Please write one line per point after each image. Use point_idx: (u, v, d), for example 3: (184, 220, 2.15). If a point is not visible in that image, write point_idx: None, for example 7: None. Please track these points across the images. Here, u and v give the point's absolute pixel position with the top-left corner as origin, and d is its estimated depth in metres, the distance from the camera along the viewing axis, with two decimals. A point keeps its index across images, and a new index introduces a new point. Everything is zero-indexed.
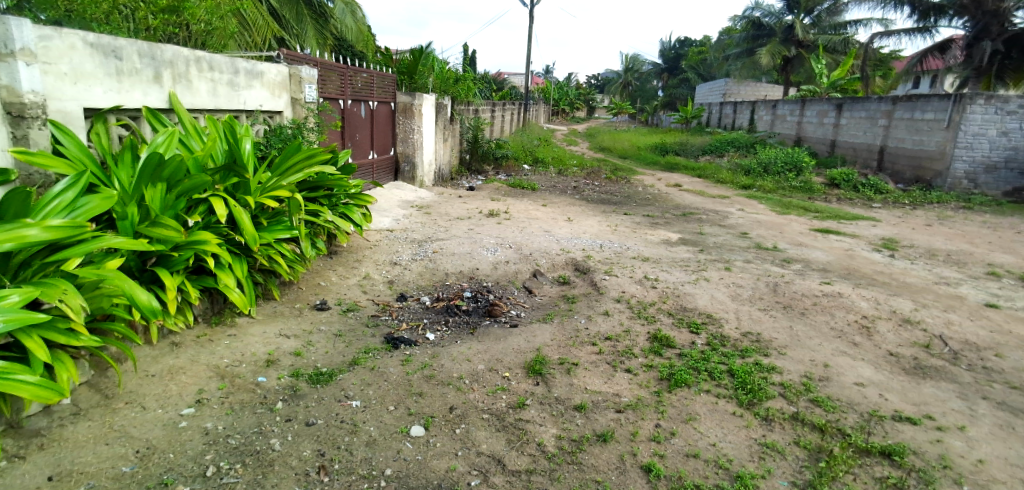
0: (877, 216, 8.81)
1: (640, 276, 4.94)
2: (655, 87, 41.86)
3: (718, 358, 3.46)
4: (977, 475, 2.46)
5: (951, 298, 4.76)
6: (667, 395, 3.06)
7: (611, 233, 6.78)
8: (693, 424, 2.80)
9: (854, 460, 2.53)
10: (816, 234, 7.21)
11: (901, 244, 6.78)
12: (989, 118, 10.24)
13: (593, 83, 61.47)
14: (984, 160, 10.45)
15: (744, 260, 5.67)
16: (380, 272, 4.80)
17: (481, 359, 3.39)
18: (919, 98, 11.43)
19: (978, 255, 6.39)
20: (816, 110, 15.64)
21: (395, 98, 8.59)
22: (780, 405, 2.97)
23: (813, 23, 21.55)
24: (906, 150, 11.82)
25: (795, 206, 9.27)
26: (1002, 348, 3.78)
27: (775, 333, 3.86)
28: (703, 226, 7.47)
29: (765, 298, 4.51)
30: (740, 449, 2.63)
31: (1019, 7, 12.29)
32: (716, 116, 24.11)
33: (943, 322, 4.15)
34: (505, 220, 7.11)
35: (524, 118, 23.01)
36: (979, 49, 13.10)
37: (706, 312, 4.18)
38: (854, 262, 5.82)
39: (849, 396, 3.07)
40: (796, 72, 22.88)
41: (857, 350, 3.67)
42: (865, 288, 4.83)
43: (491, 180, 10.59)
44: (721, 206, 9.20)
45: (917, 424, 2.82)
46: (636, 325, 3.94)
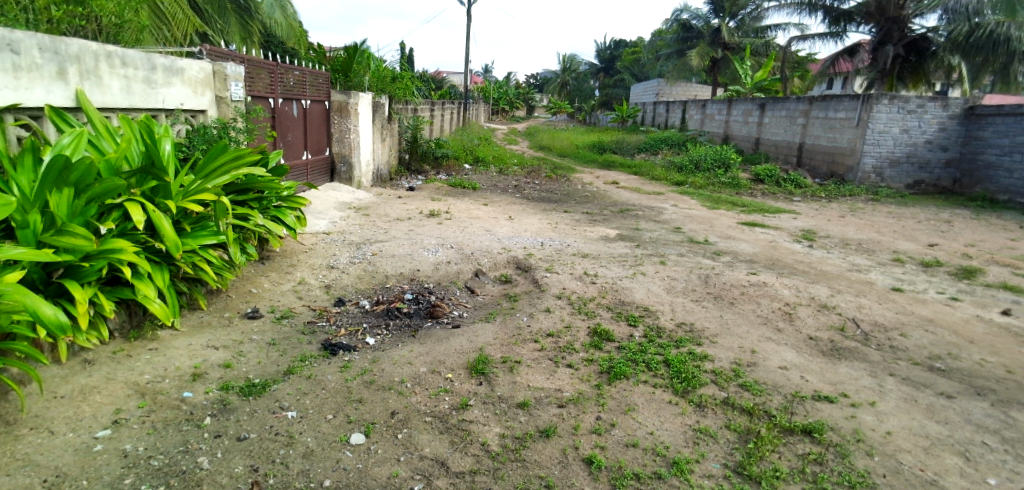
0: (797, 209, 9.36)
1: (580, 272, 5.03)
2: (592, 87, 42.72)
3: (654, 349, 3.58)
4: (886, 447, 2.66)
5: (862, 283, 5.12)
6: (606, 388, 3.14)
7: (551, 231, 6.87)
8: (632, 415, 2.88)
9: (779, 440, 2.68)
10: (744, 227, 7.57)
11: (818, 235, 7.24)
12: (893, 116, 11.07)
13: (532, 83, 62.05)
14: (889, 156, 11.27)
15: (678, 254, 5.89)
16: (316, 276, 4.66)
17: (422, 361, 3.36)
18: (832, 98, 12.24)
19: (885, 243, 6.90)
20: (742, 110, 16.40)
21: (329, 96, 8.36)
22: (712, 392, 3.11)
23: (737, 26, 22.59)
24: (822, 147, 12.61)
25: (724, 201, 9.70)
26: (906, 327, 4.11)
27: (706, 322, 4.04)
28: (639, 222, 7.70)
29: (697, 290, 4.69)
30: (676, 436, 2.73)
31: (917, 14, 13.35)
32: (650, 116, 24.89)
33: (855, 306, 4.46)
34: (446, 220, 7.05)
35: (463, 118, 22.91)
36: (883, 53, 14.02)
37: (643, 305, 4.32)
38: (777, 253, 6.16)
39: (774, 379, 3.25)
40: (722, 73, 23.92)
41: (781, 335, 3.89)
42: (787, 277, 5.12)
43: (431, 179, 10.49)
44: (657, 202, 9.50)
45: (833, 402, 3.02)
46: (576, 320, 4.02)
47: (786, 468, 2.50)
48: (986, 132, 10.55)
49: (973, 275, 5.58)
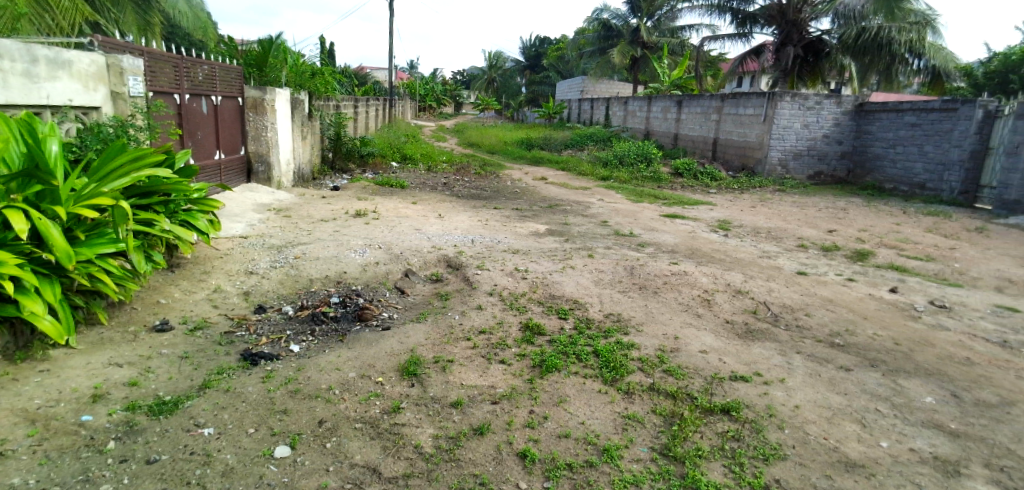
0: (714, 201, 9.85)
1: (510, 268, 5.06)
2: (519, 84, 43.05)
3: (584, 340, 3.66)
4: (795, 419, 2.86)
5: (772, 269, 5.47)
6: (539, 381, 3.17)
7: (482, 228, 6.86)
8: (564, 406, 2.94)
9: (700, 420, 2.82)
10: (666, 220, 7.88)
11: (733, 224, 7.66)
12: (794, 112, 11.89)
13: (459, 80, 61.70)
14: (792, 149, 12.09)
15: (605, 247, 6.04)
16: (234, 283, 4.42)
17: (351, 366, 3.27)
18: (741, 95, 12.99)
19: (791, 230, 7.40)
20: (661, 106, 17.05)
21: (243, 92, 7.95)
22: (639, 379, 3.22)
23: (654, 27, 23.46)
24: (734, 141, 13.34)
25: (647, 195, 10.05)
26: (810, 307, 4.43)
27: (633, 312, 4.18)
28: (567, 217, 7.83)
29: (623, 281, 4.84)
30: (606, 424, 2.81)
31: (813, 18, 14.34)
32: (575, 112, 25.40)
33: (767, 290, 4.76)
34: (373, 219, 6.89)
35: (390, 114, 22.44)
36: (784, 53, 14.89)
37: (572, 298, 4.40)
38: (696, 242, 6.47)
39: (695, 363, 3.41)
40: (642, 71, 24.77)
41: (701, 320, 4.08)
42: (705, 266, 5.39)
43: (357, 178, 10.21)
44: (584, 197, 9.70)
45: (748, 381, 3.21)
46: (508, 316, 4.04)
47: (707, 447, 2.63)
48: (873, 126, 11.53)
49: (866, 258, 6.08)
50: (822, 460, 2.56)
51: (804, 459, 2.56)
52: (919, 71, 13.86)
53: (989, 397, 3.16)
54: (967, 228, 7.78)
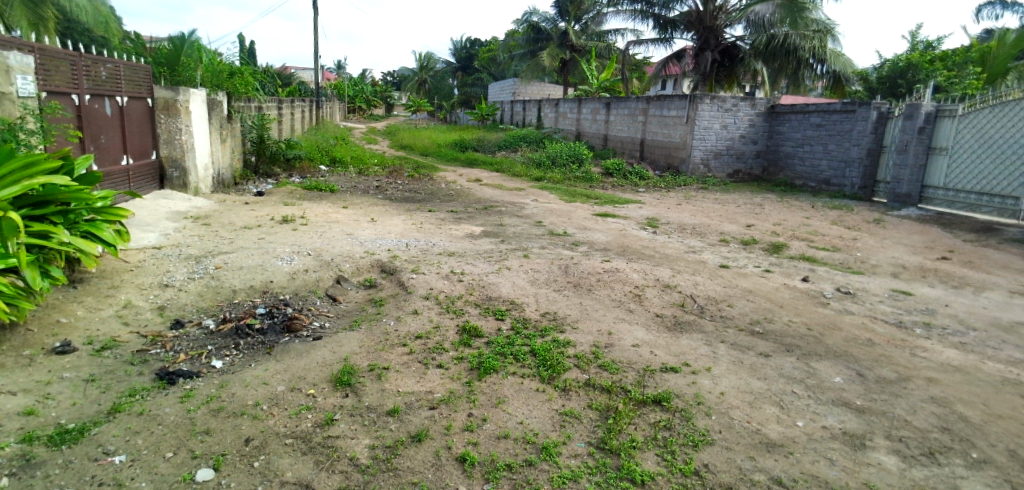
0: (643, 199, 10.18)
1: (446, 271, 5.02)
2: (451, 86, 42.78)
3: (521, 340, 3.68)
4: (721, 405, 3.00)
5: (697, 263, 5.72)
6: (477, 384, 3.17)
7: (416, 231, 6.78)
8: (502, 407, 2.94)
9: (634, 412, 2.90)
10: (598, 218, 8.06)
11: (661, 222, 7.95)
12: (714, 114, 12.49)
13: (389, 81, 60.57)
14: (713, 148, 12.68)
15: (540, 246, 6.12)
16: (147, 298, 4.14)
17: (280, 380, 3.14)
18: (665, 97, 13.51)
19: (714, 226, 7.76)
20: (591, 108, 17.44)
21: (152, 93, 7.47)
22: (575, 375, 3.28)
23: (581, 30, 23.99)
24: (659, 141, 13.85)
25: (580, 195, 10.25)
26: (733, 299, 4.66)
27: (568, 310, 4.25)
28: (502, 218, 7.85)
29: (558, 280, 4.91)
30: (544, 422, 2.84)
31: (728, 25, 15.07)
32: (508, 114, 25.55)
33: (693, 283, 4.97)
34: (301, 225, 6.66)
35: (317, 116, 21.74)
36: (703, 58, 15.58)
37: (509, 299, 4.42)
38: (627, 240, 6.66)
39: (628, 357, 3.51)
40: (572, 73, 25.24)
41: (633, 315, 4.21)
42: (635, 262, 5.56)
43: (283, 183, 9.83)
44: (518, 198, 9.77)
45: (678, 371, 3.34)
46: (444, 320, 4.00)
47: (641, 438, 2.72)
48: (784, 127, 12.29)
49: (781, 250, 6.47)
50: (746, 443, 2.70)
51: (730, 443, 2.69)
52: (821, 75, 15.09)
53: (889, 374, 3.44)
54: (867, 220, 8.44)
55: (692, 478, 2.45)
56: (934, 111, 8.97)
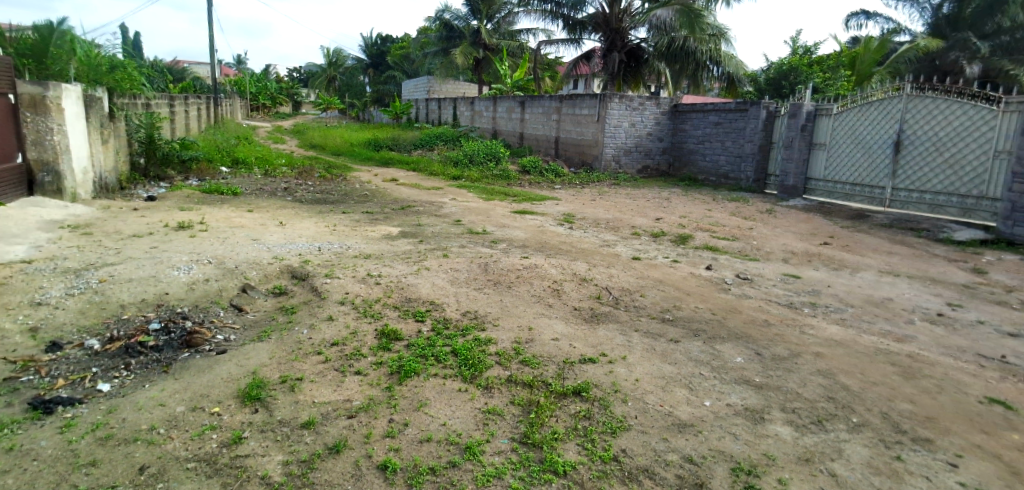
0: (558, 196, 10.38)
1: (362, 274, 4.86)
2: (363, 83, 41.53)
3: (442, 341, 3.64)
4: (636, 392, 3.11)
5: (611, 256, 5.91)
6: (398, 388, 3.09)
7: (329, 234, 6.52)
8: (424, 410, 2.89)
9: (554, 404, 2.95)
10: (516, 216, 8.12)
11: (576, 217, 8.13)
12: (622, 113, 12.98)
13: (296, 77, 57.76)
14: (623, 145, 13.16)
15: (459, 245, 6.08)
16: (15, 319, 3.70)
17: (178, 400, 2.91)
18: (577, 96, 13.86)
19: (626, 220, 8.05)
20: (506, 106, 17.56)
21: (14, 88, 6.69)
22: (497, 373, 3.28)
23: (494, 29, 24.10)
24: (573, 139, 14.19)
25: (497, 193, 10.28)
26: (645, 289, 4.85)
27: (488, 308, 4.24)
28: (420, 218, 7.73)
29: (478, 278, 4.90)
30: (467, 421, 2.81)
31: (632, 27, 15.68)
32: (423, 112, 25.19)
33: (608, 276, 5.12)
34: (200, 231, 6.22)
35: (216, 114, 20.36)
36: (610, 59, 16.04)
37: (429, 299, 4.35)
38: (545, 236, 6.76)
39: (548, 351, 3.56)
40: (486, 72, 25.27)
41: (552, 310, 4.27)
42: (553, 258, 5.65)
43: (178, 186, 9.13)
44: (435, 197, 9.66)
45: (595, 362, 3.43)
46: (362, 325, 3.87)
47: (562, 429, 2.76)
48: (687, 125, 12.96)
49: (687, 241, 6.82)
50: (660, 425, 2.82)
51: (644, 427, 2.80)
52: (717, 77, 16.06)
53: (783, 351, 3.71)
54: (762, 211, 9.09)
55: (611, 464, 2.52)
56: (814, 110, 9.87)
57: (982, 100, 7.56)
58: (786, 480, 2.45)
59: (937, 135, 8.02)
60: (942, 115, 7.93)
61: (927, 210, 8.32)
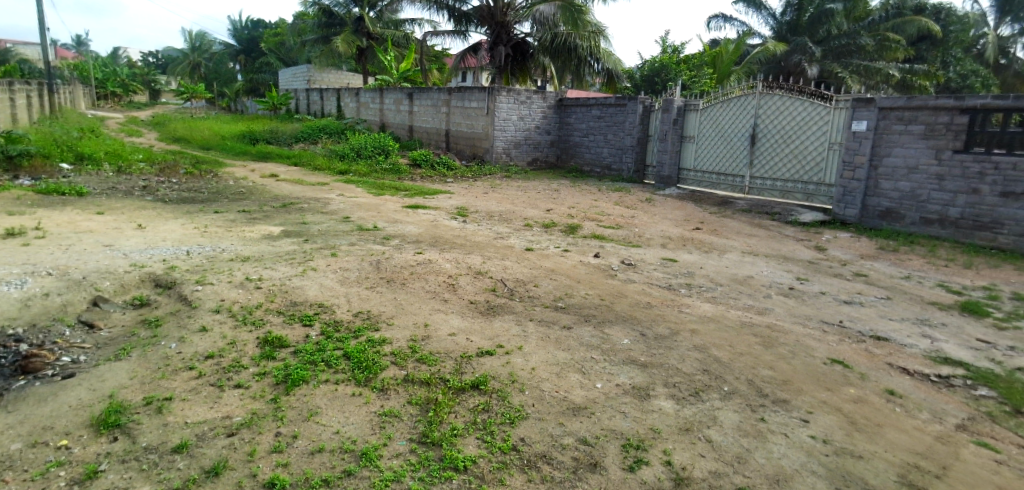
0: (450, 189, 10.31)
1: (239, 279, 4.48)
2: (232, 71, 38.36)
3: (332, 345, 3.45)
4: (532, 380, 3.15)
5: (505, 248, 5.96)
6: (285, 399, 2.89)
7: (200, 236, 5.96)
8: (315, 419, 2.72)
9: (453, 400, 2.91)
10: (408, 210, 7.94)
11: (469, 211, 8.11)
12: (511, 106, 13.14)
13: (152, 62, 52.09)
14: (513, 138, 13.33)
15: (348, 243, 5.82)
16: None
17: (14, 437, 2.52)
18: (465, 89, 13.83)
19: (518, 212, 8.17)
20: (393, 98, 17.11)
21: None
22: (393, 373, 3.17)
23: (377, 17, 23.34)
24: (463, 132, 14.14)
25: (387, 187, 9.99)
26: (538, 279, 4.94)
27: (382, 306, 4.10)
28: (304, 215, 7.31)
29: (370, 277, 4.71)
30: (362, 427, 2.69)
31: (516, 21, 15.83)
32: (303, 103, 23.83)
33: (502, 268, 5.16)
34: (38, 238, 5.42)
35: (51, 103, 17.82)
36: (497, 52, 16.11)
37: (317, 302, 4.12)
38: (438, 230, 6.67)
39: (446, 347, 3.51)
40: (370, 63, 24.33)
41: (448, 305, 4.22)
42: (447, 252, 5.58)
43: (7, 187, 7.89)
44: (321, 193, 9.18)
45: (493, 354, 3.43)
46: (241, 334, 3.57)
47: (462, 425, 2.73)
48: (571, 119, 13.40)
49: (576, 230, 7.06)
50: (556, 411, 2.88)
51: (542, 414, 2.85)
52: (598, 72, 16.76)
53: (663, 330, 3.96)
54: (642, 199, 9.63)
55: (510, 454, 2.54)
56: (683, 105, 10.64)
57: (818, 98, 8.51)
58: (669, 450, 2.61)
59: (784, 129, 8.93)
60: (788, 111, 8.85)
61: (779, 195, 9.24)
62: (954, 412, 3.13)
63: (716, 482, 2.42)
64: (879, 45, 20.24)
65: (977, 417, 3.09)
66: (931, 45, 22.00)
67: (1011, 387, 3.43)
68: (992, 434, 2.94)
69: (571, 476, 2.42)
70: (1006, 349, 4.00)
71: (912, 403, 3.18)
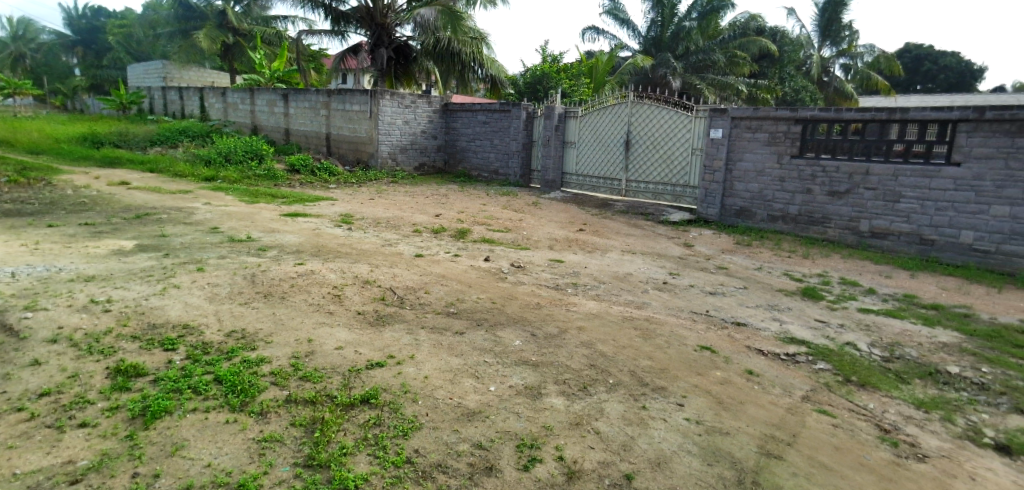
0: (333, 196, 9.84)
1: (81, 303, 3.91)
2: (69, 65, 33.77)
3: (200, 369, 3.12)
4: (425, 389, 3.07)
5: (393, 255, 5.79)
6: (144, 434, 2.55)
7: (32, 254, 5.14)
8: (182, 453, 2.44)
9: (341, 417, 2.74)
10: (287, 219, 7.46)
11: (355, 218, 7.79)
12: (395, 110, 12.85)
13: None
14: (398, 143, 13.04)
15: (218, 256, 5.32)
16: None
17: None
18: (346, 92, 13.33)
19: (406, 218, 7.98)
20: (265, 99, 16.01)
21: None
22: (273, 395, 2.93)
23: (244, 13, 21.93)
24: (345, 137, 13.60)
25: (262, 195, 9.30)
26: (429, 285, 4.85)
27: (259, 323, 3.79)
28: (164, 227, 6.58)
29: (244, 292, 4.34)
30: (238, 456, 2.45)
31: (397, 23, 15.58)
32: (159, 103, 21.57)
33: (391, 276, 4.99)
34: None
35: None
36: (378, 54, 15.63)
37: (181, 323, 3.70)
38: (321, 239, 6.32)
39: (332, 361, 3.32)
40: (237, 60, 22.62)
41: (334, 317, 4.00)
42: (332, 262, 5.30)
43: None
44: (183, 202, 8.33)
45: (383, 366, 3.30)
46: (85, 364, 3.11)
47: (351, 442, 2.59)
48: (457, 124, 13.41)
49: (465, 235, 7.03)
50: (449, 418, 2.82)
51: (435, 422, 2.77)
52: (482, 79, 16.80)
53: (552, 329, 4.05)
54: (528, 203, 9.85)
55: (404, 467, 2.44)
56: (564, 113, 11.05)
57: (681, 107, 9.23)
58: (561, 445, 2.66)
59: (654, 136, 9.58)
60: (655, 119, 9.51)
61: (651, 198, 9.88)
62: (800, 385, 3.52)
63: (605, 471, 2.51)
64: (729, 61, 22.48)
65: (818, 388, 3.50)
66: (770, 63, 24.88)
67: (842, 360, 3.92)
68: (830, 402, 3.34)
69: (466, 482, 2.38)
70: (837, 326, 4.59)
71: (766, 381, 3.52)
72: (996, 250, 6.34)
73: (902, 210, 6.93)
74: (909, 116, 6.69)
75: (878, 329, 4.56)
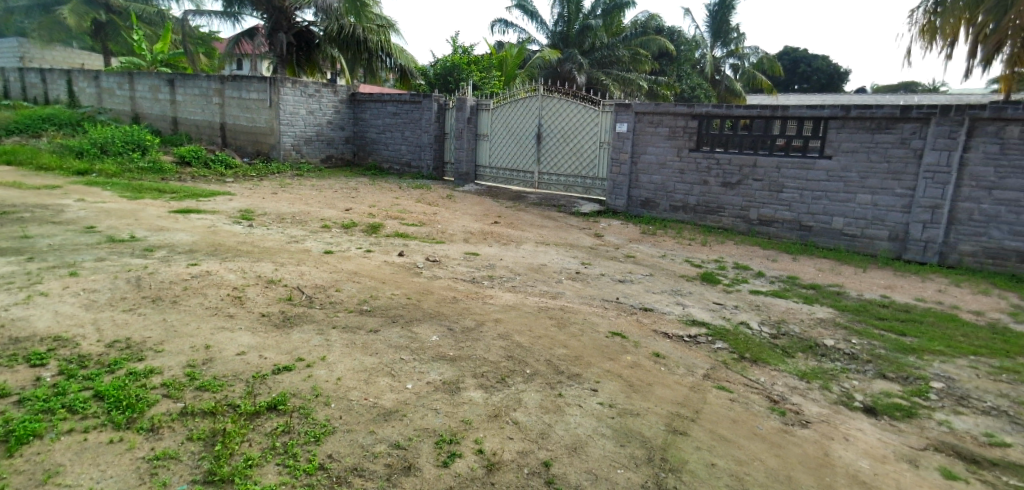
0: (230, 191, 9.18)
1: None
2: None
3: (77, 385, 2.78)
4: (338, 391, 2.92)
5: (300, 252, 5.49)
6: (7, 463, 2.23)
7: None
8: (55, 481, 2.16)
9: (245, 427, 2.55)
10: (177, 216, 6.85)
11: (255, 214, 7.31)
12: (297, 99, 12.17)
13: None
14: (302, 135, 12.40)
15: (95, 259, 4.78)
16: None
17: None
18: (242, 79, 12.45)
19: (312, 213, 7.60)
20: (148, 84, 14.63)
21: None
22: (166, 408, 2.68)
23: None
24: (242, 126, 12.74)
25: (147, 189, 8.49)
26: (340, 283, 4.64)
27: (148, 331, 3.44)
28: (27, 227, 5.81)
29: (128, 297, 3.93)
30: (124, 478, 2.21)
31: (297, 7, 14.39)
32: (17, 86, 19.09)
33: (298, 275, 4.72)
34: None
35: None
36: (277, 40, 14.62)
37: (51, 335, 3.28)
38: (218, 237, 5.87)
39: (233, 368, 3.08)
40: (112, 40, 20.48)
41: (234, 321, 3.72)
42: (230, 262, 4.93)
43: None
44: (50, 199, 7.43)
45: (291, 370, 3.10)
46: None
47: (257, 453, 2.42)
48: (365, 114, 12.96)
49: (377, 230, 6.81)
50: (364, 419, 2.71)
51: (350, 425, 2.65)
52: (391, 68, 16.43)
53: (469, 323, 4.01)
54: (440, 196, 9.71)
55: (317, 475, 2.31)
56: (475, 105, 11.00)
57: (588, 101, 9.46)
58: (480, 438, 2.64)
59: (563, 129, 9.76)
60: (564, 113, 9.68)
61: (563, 190, 10.08)
62: (701, 364, 3.73)
63: (524, 461, 2.51)
64: (632, 58, 23.44)
65: (717, 366, 3.72)
66: (669, 61, 26.24)
67: (737, 338, 4.20)
68: (727, 378, 3.56)
69: (383, 484, 2.29)
70: (732, 308, 4.91)
71: (672, 362, 3.69)
72: (862, 234, 7.05)
73: (785, 199, 7.53)
74: (789, 114, 7.31)
75: (767, 309, 4.94)
